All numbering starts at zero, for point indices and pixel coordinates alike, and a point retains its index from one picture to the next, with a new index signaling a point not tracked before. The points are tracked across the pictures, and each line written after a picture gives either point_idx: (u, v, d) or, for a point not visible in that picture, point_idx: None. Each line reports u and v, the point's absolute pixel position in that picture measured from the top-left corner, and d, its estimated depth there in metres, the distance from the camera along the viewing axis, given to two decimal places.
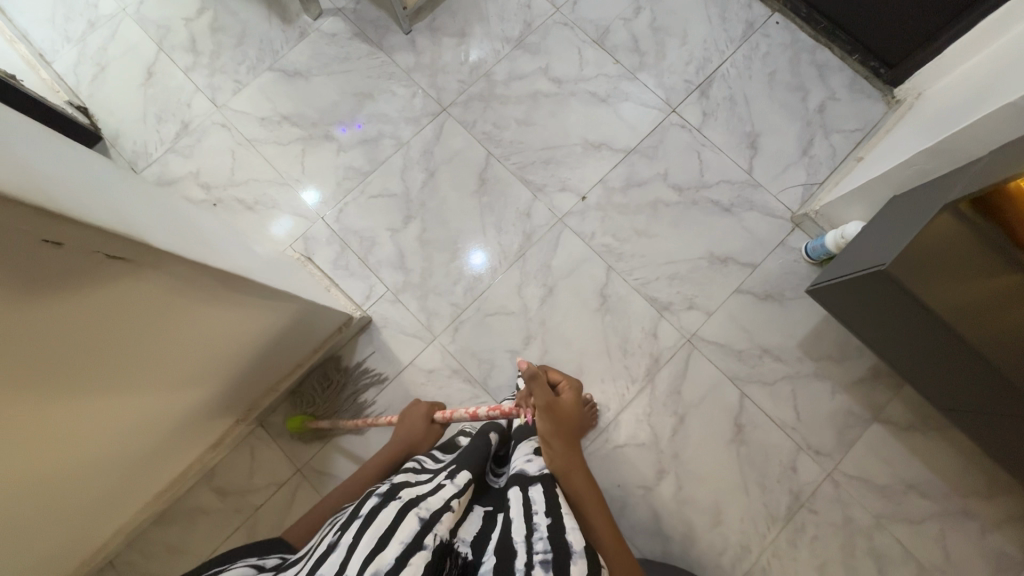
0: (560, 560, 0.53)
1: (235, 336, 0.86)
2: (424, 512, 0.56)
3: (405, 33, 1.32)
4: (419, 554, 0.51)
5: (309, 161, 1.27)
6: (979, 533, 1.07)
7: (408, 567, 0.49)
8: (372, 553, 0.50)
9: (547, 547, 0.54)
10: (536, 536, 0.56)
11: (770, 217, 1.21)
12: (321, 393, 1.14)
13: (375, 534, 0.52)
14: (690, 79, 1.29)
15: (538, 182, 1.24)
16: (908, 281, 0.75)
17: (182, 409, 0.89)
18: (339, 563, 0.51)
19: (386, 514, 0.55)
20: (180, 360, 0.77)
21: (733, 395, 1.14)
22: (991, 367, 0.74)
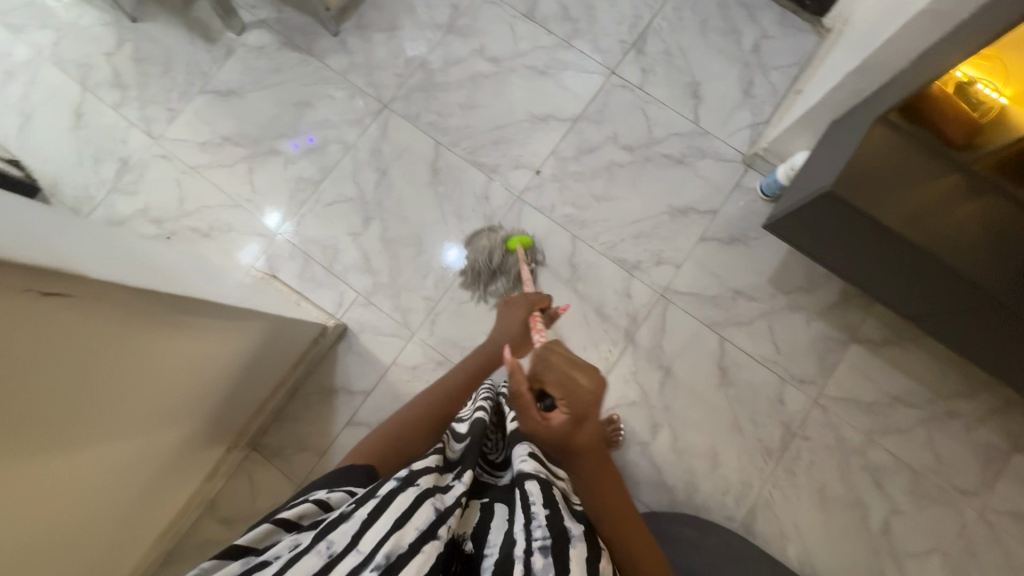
0: (558, 546, 0.54)
1: (210, 361, 0.85)
2: (439, 502, 0.56)
3: (333, 35, 1.30)
4: (430, 544, 0.52)
5: (258, 178, 1.24)
6: (965, 430, 1.11)
7: (419, 556, 0.50)
8: (387, 535, 0.51)
9: (547, 535, 0.54)
10: (535, 523, 0.56)
11: (723, 162, 1.23)
12: (487, 253, 1.16)
13: (391, 515, 0.52)
14: (624, 39, 1.29)
15: (491, 164, 1.24)
16: (860, 197, 0.75)
17: (166, 446, 0.87)
18: (352, 535, 0.51)
19: (405, 497, 0.54)
20: (153, 395, 0.75)
21: (713, 340, 1.16)
22: (948, 270, 0.76)
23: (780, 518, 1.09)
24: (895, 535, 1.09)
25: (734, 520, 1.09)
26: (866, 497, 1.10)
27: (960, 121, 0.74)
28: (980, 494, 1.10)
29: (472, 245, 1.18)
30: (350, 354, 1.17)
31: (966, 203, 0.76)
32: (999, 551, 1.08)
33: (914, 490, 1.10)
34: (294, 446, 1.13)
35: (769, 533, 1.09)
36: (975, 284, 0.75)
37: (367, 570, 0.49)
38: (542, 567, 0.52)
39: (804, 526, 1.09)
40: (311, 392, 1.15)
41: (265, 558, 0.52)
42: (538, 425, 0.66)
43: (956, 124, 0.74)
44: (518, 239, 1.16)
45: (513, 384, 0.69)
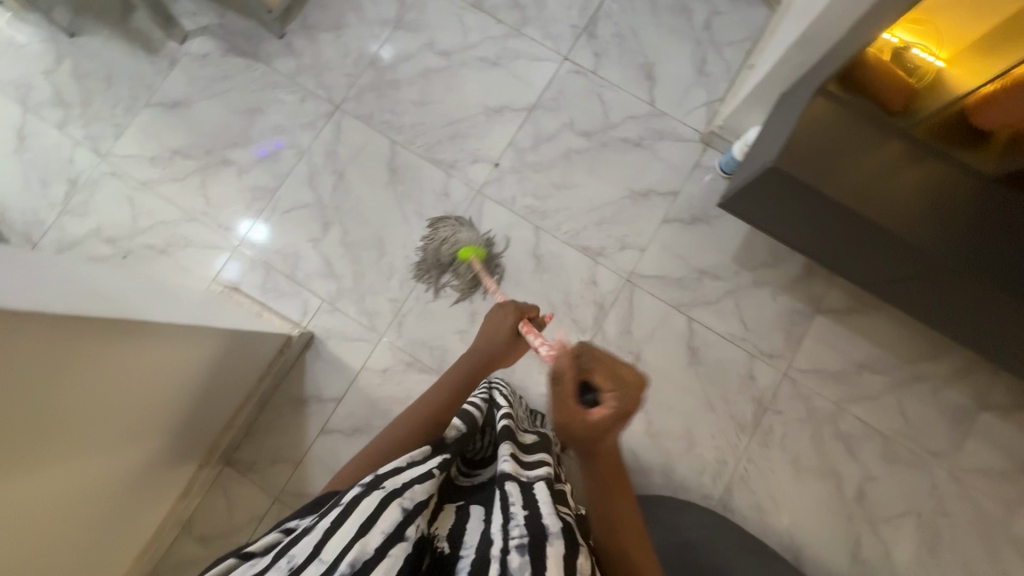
0: (537, 543, 0.52)
1: (164, 381, 0.83)
2: (406, 502, 0.55)
3: (279, 37, 1.28)
4: (397, 546, 0.52)
5: (212, 190, 1.22)
6: (932, 392, 1.13)
7: (385, 559, 0.50)
8: (351, 542, 0.51)
9: (524, 532, 0.53)
10: (513, 522, 0.54)
11: (681, 142, 1.22)
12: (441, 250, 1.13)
13: (355, 520, 0.53)
14: (575, 23, 1.27)
15: (448, 160, 1.22)
16: (803, 171, 0.75)
17: (126, 468, 0.86)
18: (312, 547, 0.52)
19: (368, 502, 0.54)
20: (102, 418, 0.73)
21: (681, 321, 1.16)
22: (897, 237, 0.75)
23: (756, 492, 1.11)
24: (869, 500, 1.10)
25: (711, 497, 1.10)
26: (839, 465, 1.12)
27: (895, 89, 0.75)
28: (949, 453, 1.12)
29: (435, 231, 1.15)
30: (319, 361, 1.15)
31: (909, 168, 0.76)
32: (970, 508, 1.10)
33: (885, 454, 1.12)
34: (269, 459, 1.12)
35: (746, 507, 1.10)
36: (925, 249, 0.74)
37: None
38: (518, 566, 0.50)
39: (780, 498, 1.10)
40: (282, 403, 1.14)
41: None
42: (576, 417, 0.54)
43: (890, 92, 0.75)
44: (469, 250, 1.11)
45: (556, 365, 0.56)
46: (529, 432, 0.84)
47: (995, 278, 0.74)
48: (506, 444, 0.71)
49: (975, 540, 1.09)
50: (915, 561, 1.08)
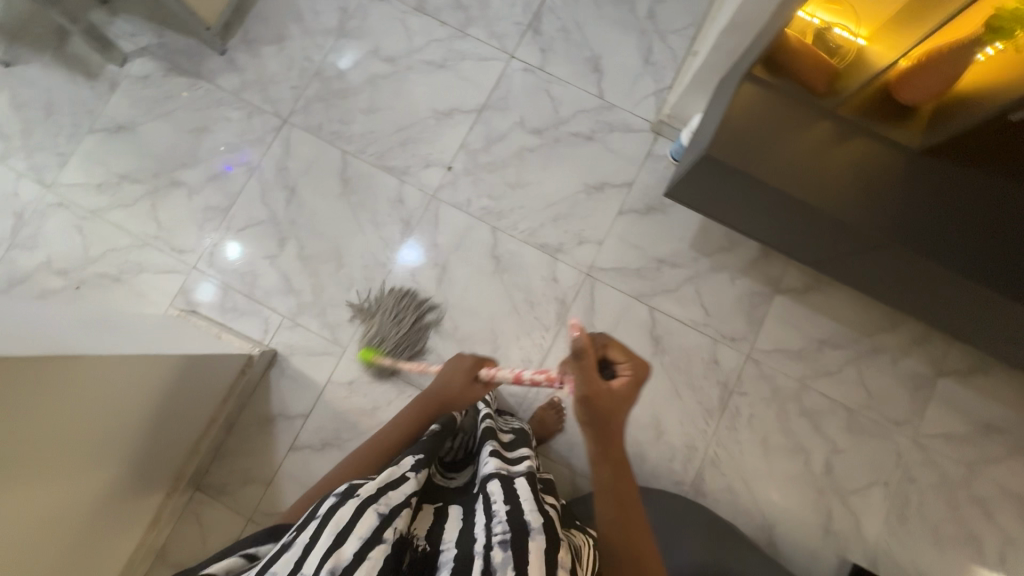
0: (519, 538, 0.53)
1: (126, 404, 0.83)
2: (383, 506, 0.56)
3: (221, 53, 1.26)
4: (377, 548, 0.52)
5: (163, 213, 1.20)
6: (892, 363, 1.15)
7: (366, 561, 0.51)
8: (329, 551, 0.51)
9: (505, 528, 0.54)
10: (495, 519, 0.56)
11: (632, 133, 1.23)
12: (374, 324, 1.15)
13: (334, 529, 0.53)
14: (519, 20, 1.27)
15: (400, 167, 1.22)
16: (734, 155, 0.76)
17: (90, 496, 0.84)
18: (292, 562, 0.52)
19: (345, 510, 0.54)
20: (61, 444, 0.73)
21: (643, 311, 1.17)
22: (831, 214, 0.76)
23: (727, 474, 1.12)
24: (837, 473, 1.12)
25: (683, 483, 1.12)
26: (806, 441, 1.13)
27: (822, 68, 0.75)
28: (912, 421, 1.14)
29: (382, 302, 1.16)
30: (283, 378, 1.15)
31: (840, 148, 0.76)
32: (935, 473, 1.12)
33: (850, 427, 1.14)
34: (239, 481, 1.12)
35: (718, 490, 1.12)
36: (857, 224, 0.75)
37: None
38: (501, 561, 0.51)
39: (751, 478, 1.12)
40: (249, 423, 1.13)
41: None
42: (603, 389, 0.62)
43: (819, 71, 0.75)
44: (364, 353, 1.13)
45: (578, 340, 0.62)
46: (505, 430, 0.87)
47: (927, 247, 0.75)
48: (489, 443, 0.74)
49: (941, 504, 1.11)
50: (884, 529, 1.11)
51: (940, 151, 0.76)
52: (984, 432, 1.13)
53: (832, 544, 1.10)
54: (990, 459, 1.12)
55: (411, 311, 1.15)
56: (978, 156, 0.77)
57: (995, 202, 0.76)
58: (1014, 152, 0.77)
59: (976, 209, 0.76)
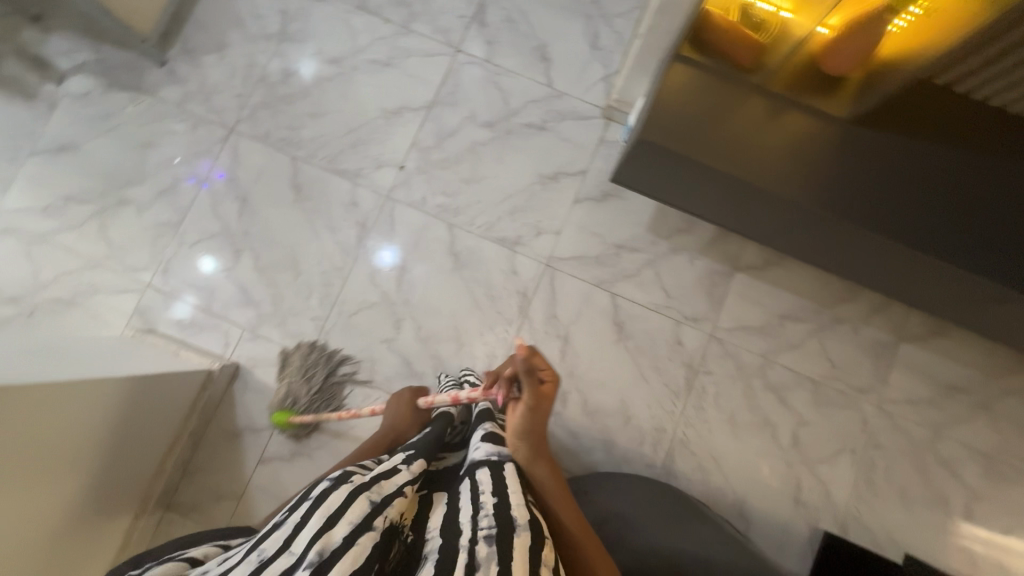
0: (505, 533, 0.54)
1: (78, 425, 0.82)
2: (375, 495, 0.55)
3: (161, 65, 1.23)
4: (365, 535, 0.52)
5: (113, 232, 1.18)
6: (853, 332, 1.16)
7: (353, 547, 0.50)
8: (319, 533, 0.51)
9: (492, 523, 0.55)
10: (482, 512, 0.56)
11: (583, 120, 1.22)
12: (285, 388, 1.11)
13: (325, 512, 0.53)
14: (463, 13, 1.25)
15: (352, 169, 1.21)
16: (675, 141, 0.76)
17: (58, 518, 0.84)
18: (284, 540, 0.52)
19: (337, 495, 0.54)
20: (15, 463, 0.72)
21: (605, 298, 1.17)
22: (776, 194, 0.77)
23: (696, 453, 1.13)
24: (804, 444, 1.14)
25: (654, 466, 1.13)
26: (772, 415, 1.15)
27: (747, 43, 0.76)
28: (875, 388, 1.15)
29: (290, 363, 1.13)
30: (247, 390, 1.14)
31: (773, 123, 0.76)
32: (900, 437, 1.14)
33: (815, 398, 1.15)
34: (209, 497, 1.11)
35: (689, 469, 1.13)
36: (802, 203, 0.76)
37: (301, 568, 0.49)
38: (485, 556, 0.52)
39: (720, 456, 1.13)
40: (215, 438, 1.12)
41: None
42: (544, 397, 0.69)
43: (744, 46, 0.76)
44: (280, 417, 1.09)
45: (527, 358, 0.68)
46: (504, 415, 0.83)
47: (874, 221, 0.76)
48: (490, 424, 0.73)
49: (908, 467, 1.13)
50: (853, 495, 1.13)
51: (881, 121, 0.76)
52: (946, 394, 1.15)
53: (803, 514, 1.12)
54: (953, 419, 1.14)
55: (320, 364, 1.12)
56: (923, 123, 0.76)
57: (941, 171, 0.76)
58: (957, 117, 0.76)
59: (914, 178, 0.76)
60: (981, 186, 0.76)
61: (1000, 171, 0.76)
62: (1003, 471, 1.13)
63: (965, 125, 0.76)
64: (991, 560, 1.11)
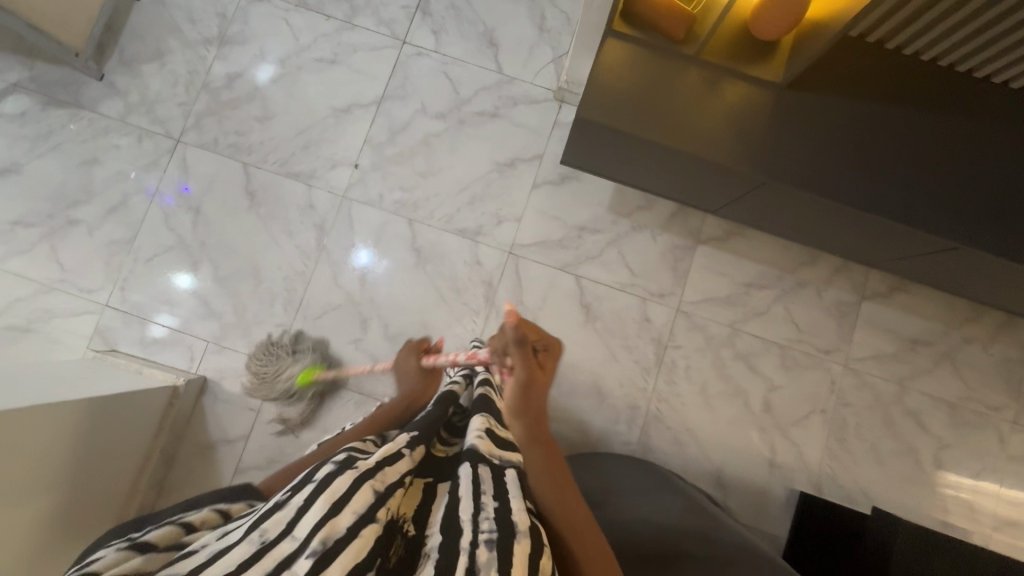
0: (506, 541, 0.46)
1: (63, 427, 0.83)
2: (379, 483, 0.46)
3: (99, 78, 1.20)
4: (369, 527, 0.43)
5: (65, 254, 1.16)
6: (817, 295, 1.18)
7: (356, 540, 0.42)
8: (320, 523, 0.42)
9: (493, 527, 0.46)
10: (482, 514, 0.47)
11: (536, 104, 1.21)
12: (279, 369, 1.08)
13: (330, 497, 0.44)
14: (406, 4, 1.23)
15: (306, 171, 1.19)
16: (620, 120, 0.76)
17: (31, 543, 0.81)
18: (285, 523, 0.44)
19: (341, 480, 0.46)
20: None
21: (570, 281, 1.17)
22: (727, 166, 0.76)
23: (671, 428, 1.14)
24: (776, 409, 1.16)
25: (630, 443, 1.14)
26: (743, 383, 1.16)
27: (676, 16, 0.75)
28: (841, 348, 1.17)
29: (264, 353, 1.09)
30: (217, 402, 1.13)
31: (709, 95, 0.77)
32: (868, 394, 1.16)
33: (784, 363, 1.17)
34: None
35: (665, 444, 1.14)
36: (750, 173, 0.76)
37: (303, 558, 0.41)
38: (485, 562, 0.44)
39: (695, 427, 1.15)
40: (189, 453, 1.11)
41: (189, 549, 0.45)
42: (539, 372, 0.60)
43: (674, 19, 0.75)
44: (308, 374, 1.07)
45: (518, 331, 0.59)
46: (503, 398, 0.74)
47: (822, 185, 0.76)
48: (480, 416, 0.62)
49: (877, 422, 1.16)
50: (826, 454, 1.15)
51: (823, 85, 0.77)
52: (910, 348, 1.17)
53: (779, 477, 1.14)
54: (918, 372, 1.17)
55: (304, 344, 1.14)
56: (861, 84, 0.77)
57: (885, 129, 0.76)
58: (899, 77, 0.77)
59: (856, 137, 0.76)
60: (930, 145, 0.76)
61: (936, 125, 0.76)
62: (969, 419, 1.16)
63: (908, 84, 0.77)
64: (961, 505, 1.14)
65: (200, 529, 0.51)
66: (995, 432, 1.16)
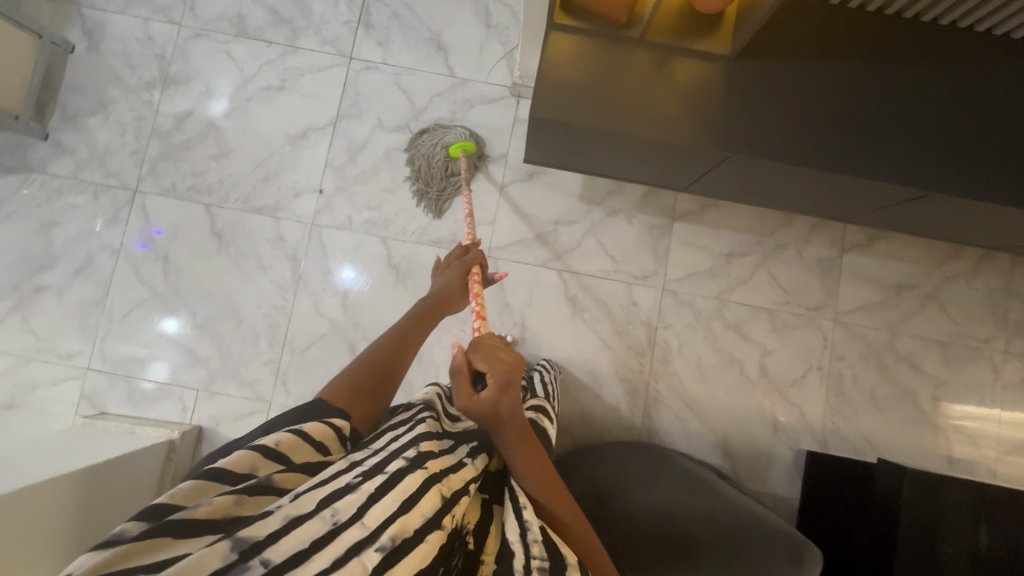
0: (557, 567, 0.44)
1: (57, 504, 0.81)
2: (446, 489, 0.46)
3: (44, 138, 1.16)
4: (434, 532, 0.43)
5: (36, 321, 1.13)
6: (798, 255, 1.18)
7: (422, 545, 0.41)
8: (392, 518, 0.41)
9: (544, 554, 0.44)
10: (531, 535, 0.46)
11: (493, 103, 1.19)
12: (429, 155, 1.15)
13: (400, 493, 0.43)
14: (347, 18, 1.20)
15: (271, 205, 1.16)
16: (579, 115, 0.75)
17: None
18: (358, 509, 0.42)
19: (412, 478, 0.45)
20: None
21: (553, 277, 1.16)
22: (695, 146, 0.76)
23: (673, 407, 1.15)
24: (772, 372, 1.16)
25: (634, 428, 1.14)
26: (737, 352, 1.17)
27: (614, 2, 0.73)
28: (829, 303, 1.18)
29: (417, 145, 1.17)
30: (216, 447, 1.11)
31: (660, 78, 0.76)
32: (860, 345, 1.17)
33: (775, 327, 1.17)
34: None
35: (669, 423, 1.15)
36: (713, 151, 0.75)
37: (373, 549, 0.39)
38: None
39: (695, 403, 1.15)
40: None
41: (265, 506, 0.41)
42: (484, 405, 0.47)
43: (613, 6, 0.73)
44: (460, 146, 1.12)
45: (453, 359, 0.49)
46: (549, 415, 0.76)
47: (788, 152, 0.75)
48: None
49: (873, 371, 1.17)
50: (827, 410, 1.16)
51: (777, 53, 0.76)
52: (895, 293, 1.18)
53: (784, 440, 1.15)
54: (906, 317, 1.18)
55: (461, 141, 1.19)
56: (809, 45, 0.76)
57: (841, 88, 0.76)
58: (849, 35, 0.76)
59: (813, 99, 0.75)
60: (891, 97, 0.75)
61: (889, 76, 0.76)
62: (962, 354, 1.17)
63: (860, 41, 0.76)
64: (964, 439, 1.15)
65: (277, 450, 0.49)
66: (989, 364, 1.17)
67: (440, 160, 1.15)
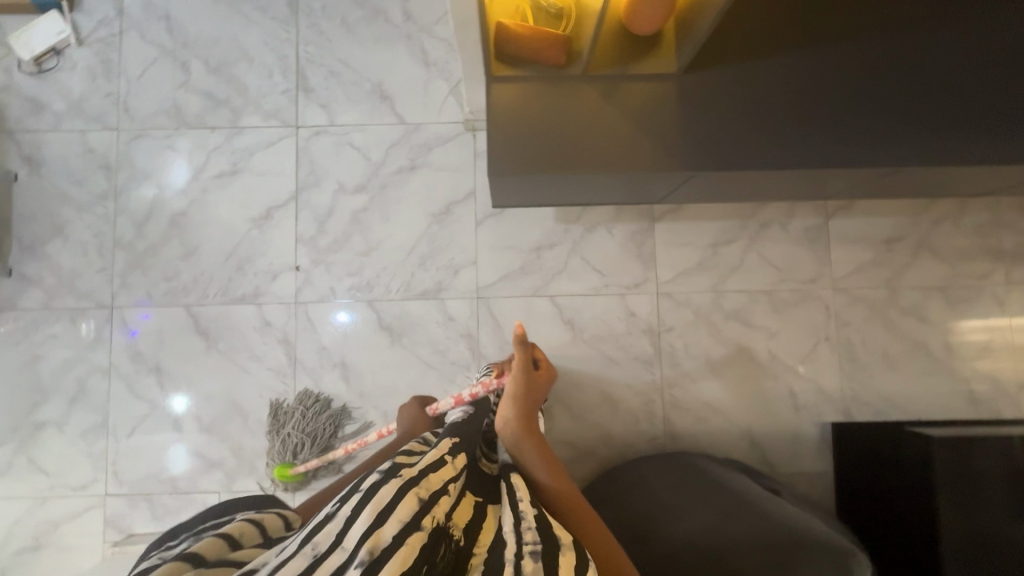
0: (551, 553, 0.46)
1: None
2: (423, 491, 0.48)
3: (8, 273, 1.14)
4: (413, 535, 0.44)
5: (44, 460, 1.11)
6: (784, 230, 1.17)
7: (403, 547, 0.43)
8: (368, 532, 0.43)
9: (536, 538, 0.47)
10: (524, 524, 0.49)
11: (449, 142, 1.17)
12: (281, 440, 1.09)
13: (376, 506, 0.45)
14: (285, 87, 1.17)
15: (251, 292, 1.14)
16: (548, 165, 0.73)
17: None
18: (335, 535, 0.44)
19: (387, 489, 0.47)
20: None
21: (546, 304, 1.15)
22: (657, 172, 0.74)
23: (690, 408, 1.14)
24: (781, 352, 1.16)
25: (657, 437, 1.14)
26: (742, 339, 1.16)
27: (546, 47, 0.72)
28: (823, 271, 1.17)
29: (288, 415, 1.10)
30: None
31: (608, 106, 0.74)
32: (863, 307, 1.16)
33: (775, 307, 1.16)
34: None
35: (690, 425, 1.14)
36: (676, 169, 0.73)
37: (354, 566, 0.41)
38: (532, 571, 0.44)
39: (711, 398, 1.15)
40: None
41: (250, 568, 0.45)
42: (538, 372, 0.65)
43: (545, 50, 0.72)
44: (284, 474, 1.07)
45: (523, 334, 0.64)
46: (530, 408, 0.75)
47: (751, 153, 0.73)
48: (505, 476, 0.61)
49: (879, 329, 1.16)
50: (842, 378, 1.15)
51: (721, 60, 0.74)
52: (887, 247, 1.17)
53: (807, 417, 1.15)
54: (902, 269, 1.17)
55: (330, 417, 1.11)
56: (751, 45, 0.75)
57: (790, 81, 0.74)
58: (787, 28, 0.76)
59: (766, 96, 0.74)
60: (843, 80, 0.74)
61: (835, 60, 0.75)
62: (964, 293, 1.16)
63: (797, 31, 0.76)
64: (982, 376, 1.15)
65: (241, 535, 0.54)
66: (993, 297, 1.16)
67: (286, 451, 1.09)
